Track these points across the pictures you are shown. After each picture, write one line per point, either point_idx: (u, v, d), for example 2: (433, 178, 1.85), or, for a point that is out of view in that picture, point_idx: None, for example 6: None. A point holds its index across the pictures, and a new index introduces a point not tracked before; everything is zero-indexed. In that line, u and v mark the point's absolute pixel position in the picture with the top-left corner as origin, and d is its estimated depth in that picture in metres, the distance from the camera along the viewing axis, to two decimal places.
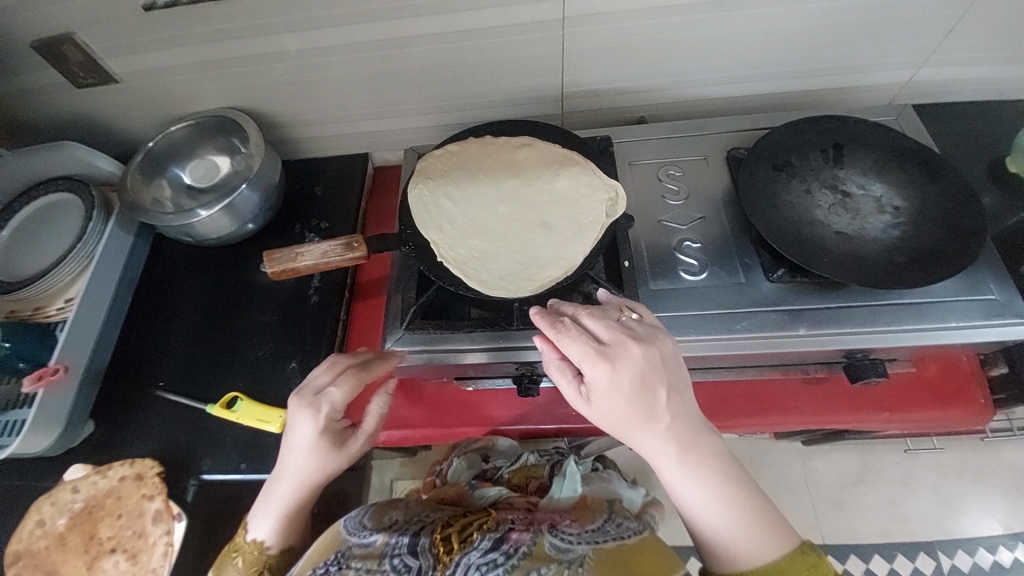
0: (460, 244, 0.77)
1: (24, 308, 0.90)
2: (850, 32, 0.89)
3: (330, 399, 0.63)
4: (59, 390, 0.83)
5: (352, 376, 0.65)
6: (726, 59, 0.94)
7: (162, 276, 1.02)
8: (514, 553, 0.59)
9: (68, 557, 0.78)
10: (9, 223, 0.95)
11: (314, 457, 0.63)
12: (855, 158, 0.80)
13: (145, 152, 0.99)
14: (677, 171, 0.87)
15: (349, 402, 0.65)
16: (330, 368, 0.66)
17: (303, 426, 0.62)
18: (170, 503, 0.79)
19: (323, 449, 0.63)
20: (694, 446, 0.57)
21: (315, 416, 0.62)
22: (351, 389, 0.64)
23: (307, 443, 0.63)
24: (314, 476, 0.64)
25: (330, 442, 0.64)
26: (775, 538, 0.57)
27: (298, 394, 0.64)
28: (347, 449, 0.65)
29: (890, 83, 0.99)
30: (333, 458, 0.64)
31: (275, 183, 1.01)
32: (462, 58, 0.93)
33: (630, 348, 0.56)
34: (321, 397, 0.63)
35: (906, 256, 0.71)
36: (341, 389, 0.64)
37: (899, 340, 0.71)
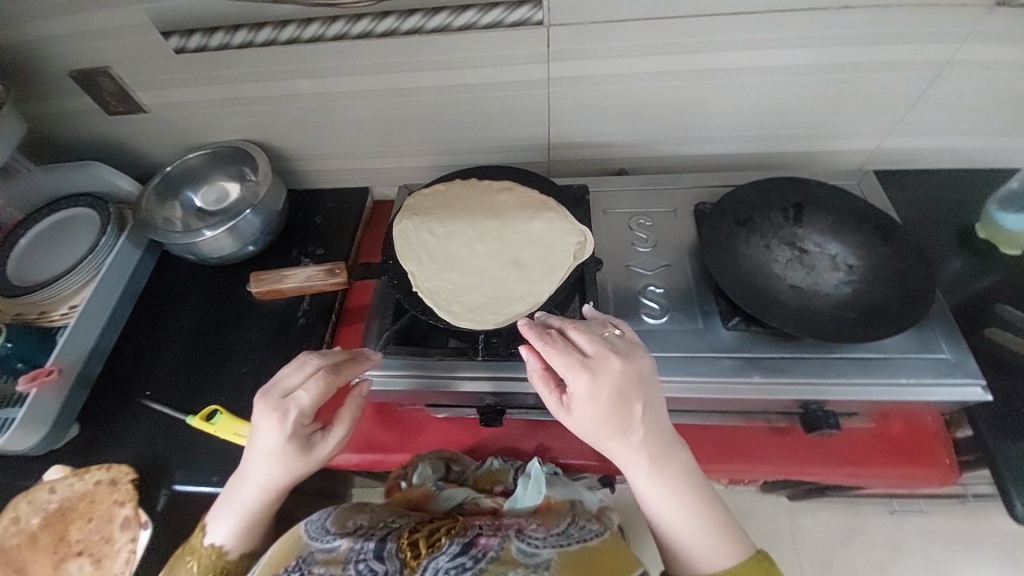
0: (436, 276, 0.82)
1: (30, 311, 0.97)
2: (814, 103, 0.97)
3: (300, 402, 0.65)
4: (50, 392, 0.87)
5: (320, 379, 0.67)
6: (700, 121, 1.02)
7: (163, 291, 1.08)
8: (481, 558, 0.64)
9: (37, 556, 0.80)
10: (31, 231, 1.04)
11: (283, 460, 0.65)
12: (814, 218, 0.85)
13: (162, 176, 1.07)
14: (647, 221, 0.92)
15: (317, 405, 0.67)
16: (302, 370, 0.68)
17: (270, 428, 0.65)
18: (139, 511, 0.81)
19: (290, 453, 0.65)
20: (662, 458, 0.65)
21: (282, 419, 0.65)
22: (320, 391, 0.66)
23: (277, 447, 0.65)
24: (282, 480, 0.66)
25: (298, 446, 0.66)
26: (725, 541, 0.65)
27: (268, 396, 0.66)
28: (317, 453, 0.67)
29: (856, 151, 1.06)
30: (301, 462, 0.66)
31: (278, 210, 1.08)
32: (457, 108, 1.02)
33: (612, 362, 0.64)
34: (292, 401, 0.66)
35: (855, 313, 0.75)
36: (309, 392, 0.66)
37: (850, 393, 0.73)
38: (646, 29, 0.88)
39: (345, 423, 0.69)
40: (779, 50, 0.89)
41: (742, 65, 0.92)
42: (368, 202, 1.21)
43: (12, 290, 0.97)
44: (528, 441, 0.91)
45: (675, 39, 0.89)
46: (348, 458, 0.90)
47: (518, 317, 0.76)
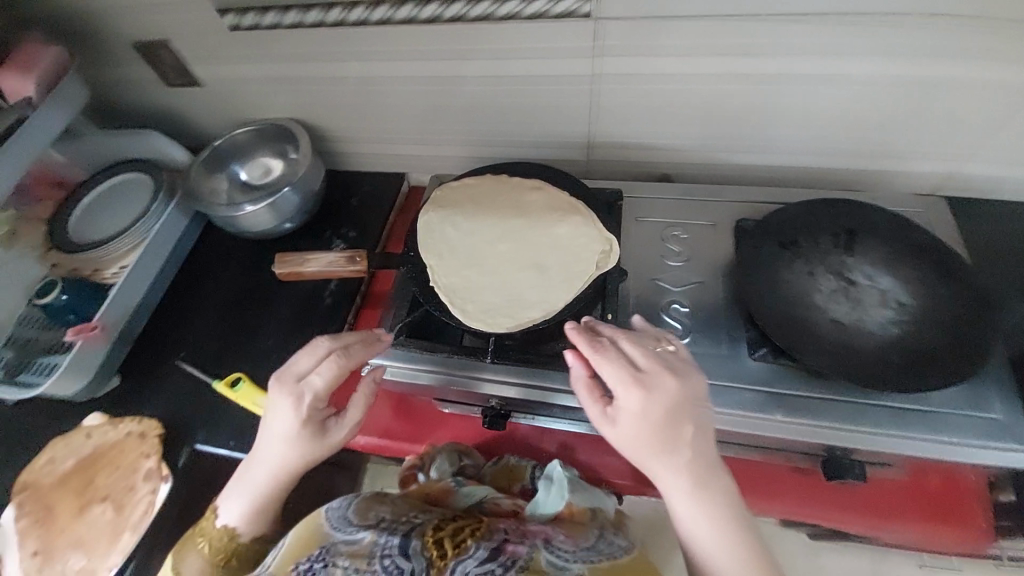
0: (455, 272, 0.81)
1: (85, 267, 1.04)
2: (887, 118, 0.88)
3: (313, 387, 0.66)
4: (93, 345, 0.93)
5: (333, 365, 0.67)
6: (753, 130, 0.95)
7: (205, 258, 1.13)
8: (511, 565, 0.63)
9: (67, 497, 0.87)
10: (91, 192, 1.11)
11: (297, 444, 0.66)
12: (868, 248, 0.77)
13: (210, 149, 1.10)
14: (682, 234, 0.87)
15: (331, 390, 0.67)
16: (313, 355, 0.68)
17: (285, 412, 0.66)
18: (161, 464, 0.88)
19: (304, 437, 0.66)
20: (706, 483, 0.64)
21: (296, 402, 0.66)
22: (333, 376, 0.66)
23: (290, 431, 0.66)
24: (296, 463, 0.67)
25: (312, 431, 0.67)
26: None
27: (282, 380, 0.67)
28: (330, 438, 0.68)
29: (930, 174, 0.95)
30: (315, 446, 0.67)
31: (315, 190, 1.11)
32: (496, 99, 1.00)
33: (665, 379, 0.65)
34: (305, 386, 0.66)
35: (900, 358, 0.68)
36: (322, 378, 0.66)
37: (878, 443, 0.68)
38: (703, 26, 0.81)
39: (358, 409, 0.70)
40: (852, 57, 0.81)
41: (808, 71, 0.84)
42: (404, 188, 1.21)
43: (71, 247, 1.04)
44: (537, 446, 0.91)
45: (734, 39, 0.82)
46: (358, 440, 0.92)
47: (533, 324, 0.74)
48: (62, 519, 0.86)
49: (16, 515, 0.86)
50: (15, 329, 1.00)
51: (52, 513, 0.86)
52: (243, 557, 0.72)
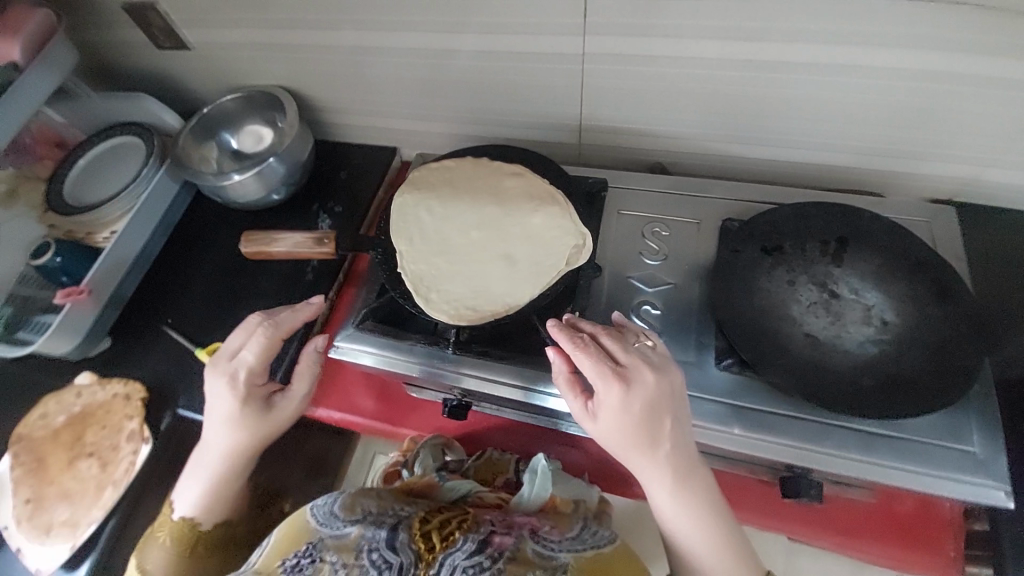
0: (422, 259, 0.80)
1: (77, 230, 1.05)
2: (900, 116, 0.80)
3: (248, 364, 0.70)
4: (82, 308, 0.95)
5: (261, 338, 0.70)
6: (753, 122, 0.89)
7: (196, 225, 1.13)
8: (498, 557, 0.66)
9: (57, 450, 0.93)
10: (86, 154, 1.11)
11: (242, 422, 0.70)
12: (858, 258, 0.72)
13: (199, 116, 1.09)
14: (664, 231, 0.83)
15: (264, 365, 0.71)
16: (243, 335, 0.72)
17: (224, 392, 0.70)
18: (143, 427, 0.91)
19: (249, 414, 0.70)
20: (687, 475, 0.64)
21: (234, 381, 0.70)
22: (262, 349, 0.70)
23: (232, 409, 0.69)
24: (243, 440, 0.70)
25: (255, 407, 0.70)
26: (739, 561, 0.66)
27: (218, 362, 0.71)
28: (277, 413, 0.72)
29: (944, 176, 0.88)
30: (260, 421, 0.70)
31: (302, 161, 1.09)
32: (485, 76, 0.95)
33: (645, 375, 0.63)
34: (240, 363, 0.70)
35: (874, 380, 0.64)
36: (254, 353, 0.70)
37: (839, 468, 0.65)
38: (704, 7, 0.74)
39: (301, 382, 0.74)
40: (867, 47, 0.73)
41: (817, 61, 0.76)
42: (396, 162, 1.20)
43: (66, 209, 1.06)
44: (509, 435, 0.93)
45: (737, 22, 0.75)
46: (331, 415, 0.94)
47: (496, 319, 0.73)
48: (53, 470, 0.92)
49: (12, 463, 0.93)
50: (16, 286, 1.04)
51: (44, 463, 0.92)
52: (208, 543, 0.77)
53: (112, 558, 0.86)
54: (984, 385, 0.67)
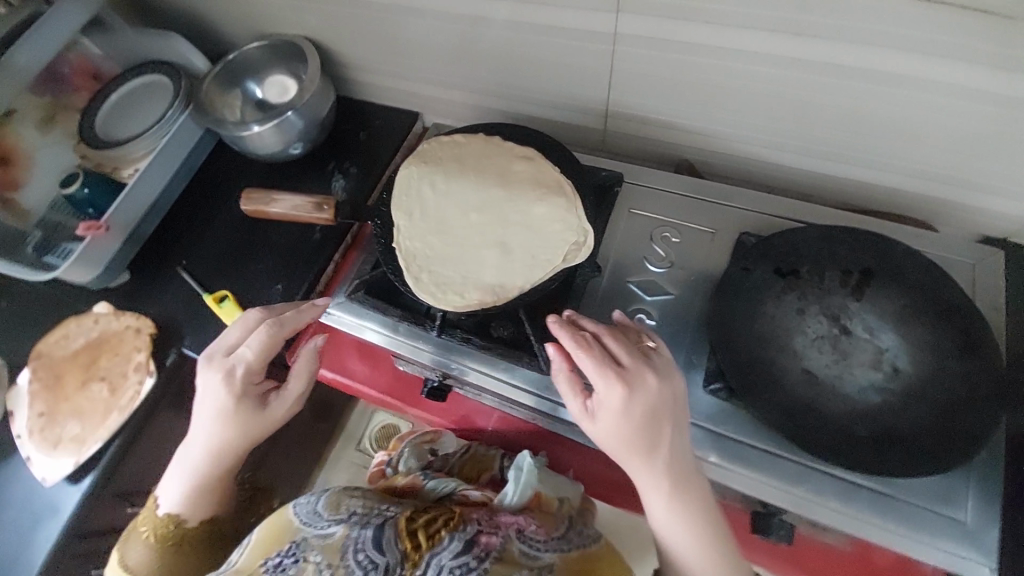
0: (419, 237, 0.79)
1: (105, 165, 1.08)
2: (963, 139, 0.72)
3: (245, 361, 0.70)
4: (103, 242, 0.98)
5: (261, 336, 0.70)
6: (795, 128, 0.81)
7: (217, 170, 1.14)
8: (485, 557, 0.63)
9: (75, 369, 0.98)
10: (118, 89, 1.12)
11: (236, 418, 0.70)
12: (880, 294, 0.65)
13: (224, 62, 1.07)
14: (675, 236, 0.79)
15: (263, 362, 0.71)
16: (243, 329, 0.72)
17: (221, 388, 0.70)
18: (150, 360, 0.95)
19: (244, 410, 0.70)
20: (684, 486, 0.61)
21: (231, 377, 0.70)
22: (262, 344, 0.70)
23: (226, 405, 0.69)
24: (237, 435, 0.70)
25: (251, 404, 0.71)
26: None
27: (214, 357, 0.71)
28: (270, 411, 0.71)
29: (997, 213, 0.80)
30: (255, 418, 0.71)
31: (320, 119, 1.06)
32: (510, 47, 0.89)
33: (648, 378, 0.61)
34: (238, 359, 0.70)
35: (867, 432, 0.60)
36: (252, 349, 0.70)
37: (810, 512, 0.63)
38: None
39: (298, 381, 0.73)
40: (937, 59, 0.64)
41: (878, 69, 0.68)
42: (417, 126, 1.15)
43: (98, 143, 1.08)
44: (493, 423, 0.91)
45: (791, 15, 0.66)
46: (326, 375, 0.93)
47: (479, 308, 0.72)
48: (69, 387, 0.97)
49: (31, 377, 0.98)
50: (48, 211, 1.07)
51: (60, 380, 0.97)
52: (192, 542, 0.77)
53: (112, 478, 0.91)
54: (992, 451, 0.62)
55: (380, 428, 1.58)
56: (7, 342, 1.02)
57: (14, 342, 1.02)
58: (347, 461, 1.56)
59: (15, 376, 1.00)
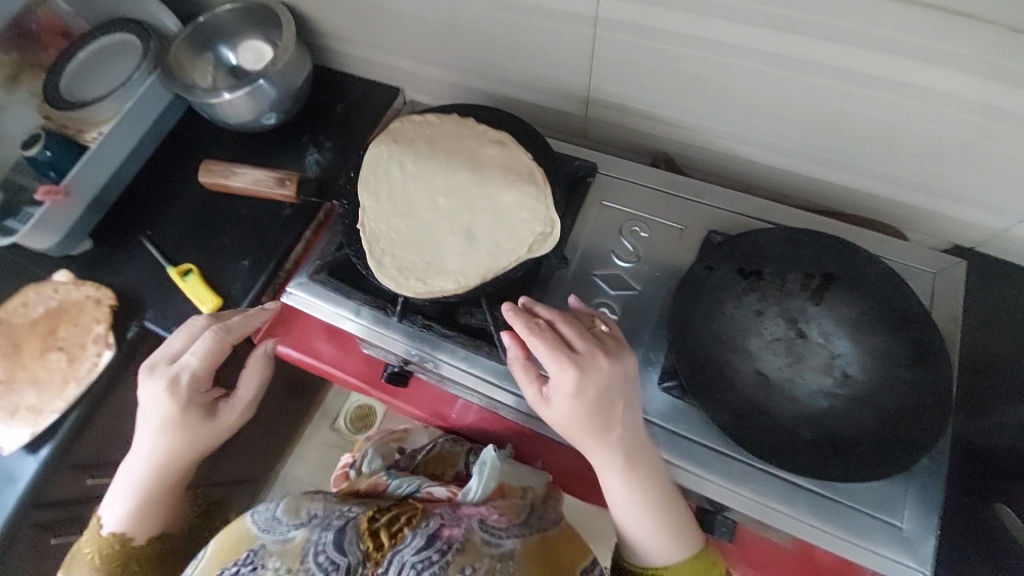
0: (384, 220, 0.77)
1: (70, 126, 0.98)
2: (937, 147, 0.71)
3: (191, 368, 0.70)
4: (63, 208, 0.90)
5: (206, 342, 0.70)
6: (775, 127, 0.79)
7: (181, 134, 1.06)
8: (447, 549, 0.63)
9: (31, 339, 0.93)
10: (82, 46, 1.02)
11: (179, 430, 0.70)
12: (839, 300, 0.66)
13: (195, 24, 0.99)
14: (644, 231, 0.78)
15: (209, 371, 0.71)
16: (185, 339, 0.72)
17: (164, 400, 0.69)
18: (109, 333, 0.90)
19: (191, 420, 0.70)
20: (640, 463, 0.62)
21: (173, 387, 0.69)
22: (204, 352, 0.70)
23: (172, 415, 0.69)
24: (182, 446, 0.71)
25: (197, 414, 0.70)
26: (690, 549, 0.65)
27: (157, 367, 0.71)
28: (219, 419, 0.72)
29: (963, 223, 0.80)
30: (202, 428, 0.71)
31: (296, 88, 0.98)
32: (488, 25, 0.85)
33: (600, 360, 0.61)
34: (181, 367, 0.70)
35: (812, 436, 0.62)
36: (197, 356, 0.70)
37: (754, 512, 0.64)
38: None
39: (247, 386, 0.74)
40: (914, 63, 0.63)
41: (855, 69, 0.66)
42: (398, 103, 1.07)
43: (64, 105, 0.98)
44: (451, 410, 0.86)
45: (771, 8, 0.64)
46: (287, 353, 0.90)
47: (439, 296, 0.71)
48: (27, 356, 0.92)
49: None
50: (13, 174, 0.99)
51: (19, 348, 0.92)
52: (141, 560, 0.77)
53: (71, 448, 0.88)
54: (933, 459, 0.63)
55: (355, 406, 1.58)
56: None
57: None
58: (320, 436, 1.56)
59: None
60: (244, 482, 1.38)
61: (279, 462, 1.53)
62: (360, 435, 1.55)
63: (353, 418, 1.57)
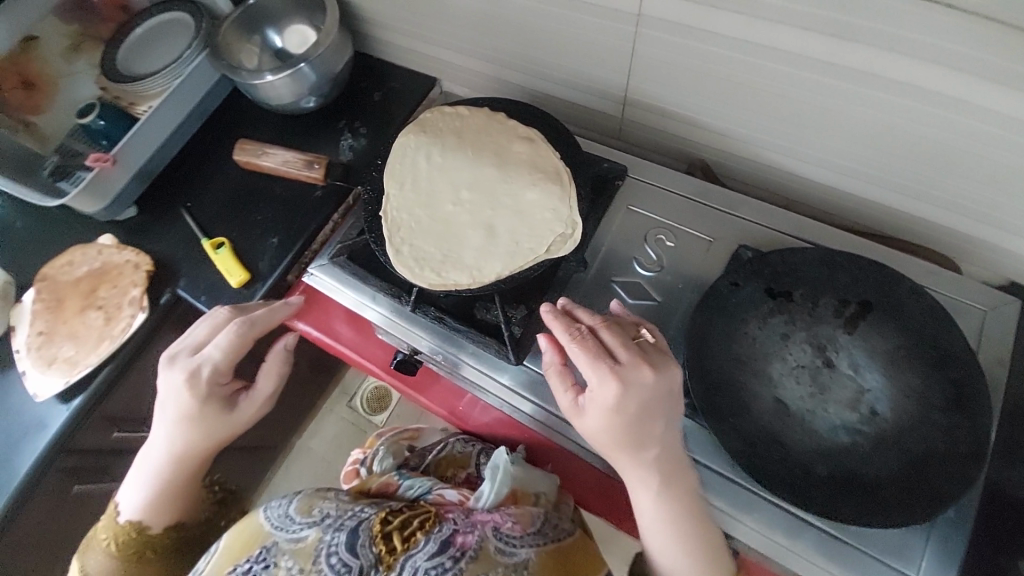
0: (406, 209, 0.78)
1: (122, 97, 1.03)
2: (1003, 175, 0.65)
3: (212, 361, 0.69)
4: (111, 175, 0.94)
5: (229, 335, 0.68)
6: (824, 141, 0.74)
7: (224, 111, 1.09)
8: (461, 557, 0.61)
9: (71, 297, 0.97)
10: (143, 23, 1.06)
11: (200, 421, 0.69)
12: (875, 331, 0.61)
13: (245, 6, 1.00)
14: (670, 240, 0.75)
15: (230, 364, 0.70)
16: (208, 331, 0.71)
17: (183, 392, 0.68)
18: (144, 296, 0.94)
19: (210, 413, 0.69)
20: (672, 481, 0.58)
21: (196, 379, 0.68)
22: (228, 346, 0.69)
23: (190, 408, 0.68)
24: (200, 438, 0.70)
25: (216, 407, 0.70)
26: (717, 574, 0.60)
27: (178, 358, 0.70)
28: (238, 413, 0.71)
29: (1018, 256, 0.75)
30: (220, 421, 0.70)
31: (336, 72, 0.98)
32: (527, 19, 0.82)
33: (646, 373, 0.56)
34: (203, 359, 0.69)
35: (827, 472, 0.58)
36: (219, 349, 0.69)
37: (753, 541, 0.61)
38: None
39: (266, 381, 0.73)
40: (983, 80, 0.57)
41: (918, 84, 0.61)
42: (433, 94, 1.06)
43: (117, 76, 1.03)
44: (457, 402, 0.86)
45: (828, 13, 0.59)
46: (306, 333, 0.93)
47: (452, 290, 0.71)
48: (68, 312, 0.96)
49: (34, 298, 0.97)
50: (65, 140, 1.03)
51: (62, 304, 0.97)
52: (158, 548, 0.75)
53: (101, 400, 0.93)
54: (960, 511, 0.58)
55: (373, 388, 1.61)
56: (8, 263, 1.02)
57: (20, 260, 1.02)
58: (336, 415, 1.59)
59: (21, 294, 1.00)
60: (261, 449, 1.42)
61: (297, 434, 1.57)
62: (375, 416, 1.58)
63: (370, 398, 1.60)
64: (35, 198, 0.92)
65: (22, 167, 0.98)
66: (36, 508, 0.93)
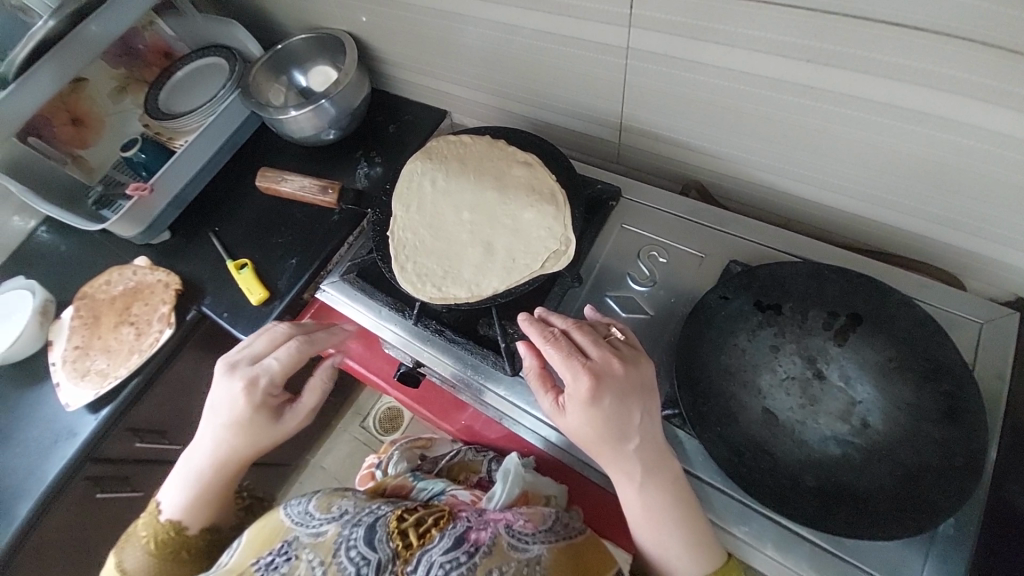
0: (411, 229, 0.83)
1: (162, 133, 1.12)
2: (989, 189, 0.66)
3: (271, 371, 0.71)
4: (148, 203, 1.02)
5: (290, 350, 0.72)
6: (813, 160, 0.76)
7: (251, 144, 1.18)
8: (475, 553, 0.58)
9: (107, 313, 1.04)
10: (183, 67, 1.17)
11: (250, 428, 0.71)
12: (865, 343, 0.62)
13: (272, 50, 1.09)
14: (662, 256, 0.78)
15: (284, 375, 0.72)
16: (270, 342, 0.75)
17: (240, 399, 0.70)
18: (172, 313, 1.01)
19: (259, 421, 0.71)
20: (657, 471, 0.58)
21: (253, 387, 0.71)
22: (288, 359, 0.72)
23: (243, 415, 0.70)
24: (247, 444, 0.71)
25: (265, 416, 0.71)
26: (704, 560, 0.59)
27: (237, 367, 0.73)
28: (283, 424, 0.73)
29: (1016, 269, 0.75)
30: (268, 430, 0.72)
31: (354, 107, 1.06)
32: (528, 55, 0.89)
33: (616, 366, 0.59)
34: (263, 369, 0.72)
35: (817, 483, 0.58)
36: (279, 360, 0.72)
37: (745, 554, 0.62)
38: (773, 18, 0.62)
39: (312, 394, 0.74)
40: (961, 99, 0.59)
41: (896, 103, 0.63)
42: (444, 125, 1.14)
43: (159, 114, 1.12)
44: (456, 413, 0.89)
45: (803, 42, 0.62)
46: None
47: (452, 303, 0.76)
48: (103, 327, 1.03)
49: (73, 314, 1.04)
50: (111, 171, 1.14)
51: (98, 320, 1.04)
52: (192, 549, 0.74)
53: (127, 409, 0.99)
54: (957, 526, 0.57)
55: (385, 408, 1.64)
56: (54, 282, 1.11)
57: (64, 281, 1.11)
58: (350, 433, 1.62)
59: (61, 312, 1.07)
60: (278, 465, 1.46)
61: (311, 451, 1.60)
62: (387, 435, 1.60)
63: (383, 418, 1.63)
64: (79, 223, 1.00)
65: (66, 194, 1.08)
66: (62, 512, 0.98)
